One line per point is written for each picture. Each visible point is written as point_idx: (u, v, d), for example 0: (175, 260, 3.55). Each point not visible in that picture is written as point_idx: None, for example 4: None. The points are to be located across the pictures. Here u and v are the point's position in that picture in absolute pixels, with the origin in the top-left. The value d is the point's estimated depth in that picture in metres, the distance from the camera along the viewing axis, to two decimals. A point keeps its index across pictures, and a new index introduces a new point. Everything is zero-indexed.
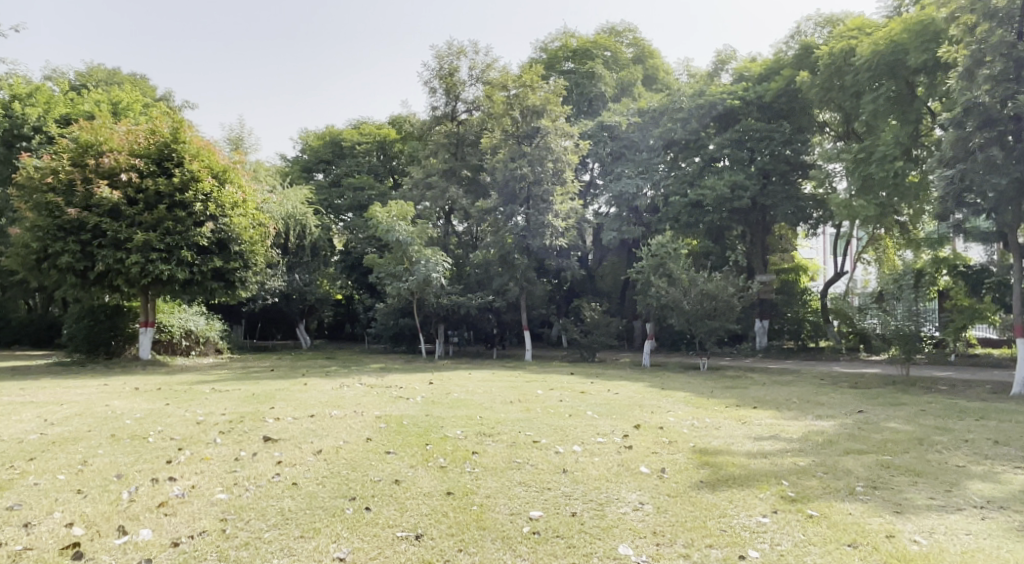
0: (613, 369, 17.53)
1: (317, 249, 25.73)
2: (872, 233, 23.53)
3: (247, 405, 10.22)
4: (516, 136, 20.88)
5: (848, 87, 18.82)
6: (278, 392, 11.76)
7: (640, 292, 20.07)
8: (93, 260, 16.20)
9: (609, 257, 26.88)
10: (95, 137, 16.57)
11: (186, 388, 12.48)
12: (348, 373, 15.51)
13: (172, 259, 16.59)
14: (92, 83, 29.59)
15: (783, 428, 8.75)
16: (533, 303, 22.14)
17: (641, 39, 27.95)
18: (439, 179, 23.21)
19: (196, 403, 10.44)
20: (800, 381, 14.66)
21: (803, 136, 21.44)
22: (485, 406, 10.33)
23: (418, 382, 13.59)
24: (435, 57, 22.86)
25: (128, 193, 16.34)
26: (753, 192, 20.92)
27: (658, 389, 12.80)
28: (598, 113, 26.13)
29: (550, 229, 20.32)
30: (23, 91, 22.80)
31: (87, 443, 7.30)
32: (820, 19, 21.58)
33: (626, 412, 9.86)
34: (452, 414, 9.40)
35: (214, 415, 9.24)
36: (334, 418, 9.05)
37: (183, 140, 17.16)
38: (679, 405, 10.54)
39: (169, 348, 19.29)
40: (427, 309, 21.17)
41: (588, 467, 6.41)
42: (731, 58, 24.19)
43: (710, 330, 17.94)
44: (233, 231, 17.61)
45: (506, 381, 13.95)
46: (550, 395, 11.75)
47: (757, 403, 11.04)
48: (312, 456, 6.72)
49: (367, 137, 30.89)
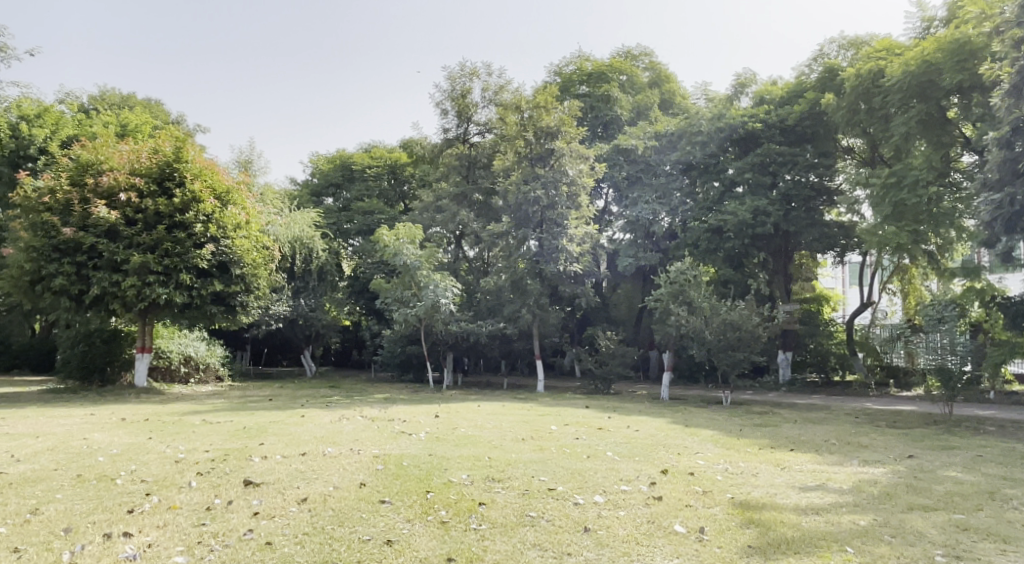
0: (630, 403, 16.52)
1: (324, 274, 25.10)
2: (899, 262, 22.53)
3: (236, 440, 9.39)
4: (529, 158, 20.17)
5: (876, 109, 18.06)
6: (272, 425, 10.93)
7: (658, 321, 19.13)
8: (88, 283, 15.62)
9: (624, 285, 26.05)
10: (95, 156, 16.10)
11: (176, 420, 11.67)
12: (349, 404, 14.65)
13: (170, 282, 15.97)
14: (104, 106, 29.57)
15: (830, 476, 7.77)
16: (545, 332, 21.26)
17: (658, 63, 27.54)
18: (449, 203, 22.61)
19: (181, 437, 9.64)
20: (835, 419, 13.60)
21: (828, 159, 20.58)
22: (494, 444, 9.43)
23: (423, 414, 12.70)
24: (447, 78, 22.40)
25: (126, 214, 15.80)
26: (777, 218, 20.01)
27: (682, 426, 11.81)
28: (613, 136, 25.55)
29: (564, 255, 19.56)
30: (31, 112, 22.61)
31: (46, 485, 6.46)
32: (844, 40, 20.95)
33: (649, 453, 8.93)
34: (457, 453, 8.51)
35: (197, 451, 8.42)
36: (328, 457, 8.19)
37: (185, 159, 16.65)
38: (707, 445, 9.59)
39: (165, 374, 18.66)
40: (435, 336, 20.41)
41: (614, 525, 5.50)
42: (751, 81, 23.53)
43: (733, 363, 16.98)
44: (234, 253, 16.99)
45: (517, 415, 13.02)
46: (565, 431, 10.83)
47: (793, 444, 10.04)
48: (295, 505, 5.86)
49: (378, 161, 30.55)
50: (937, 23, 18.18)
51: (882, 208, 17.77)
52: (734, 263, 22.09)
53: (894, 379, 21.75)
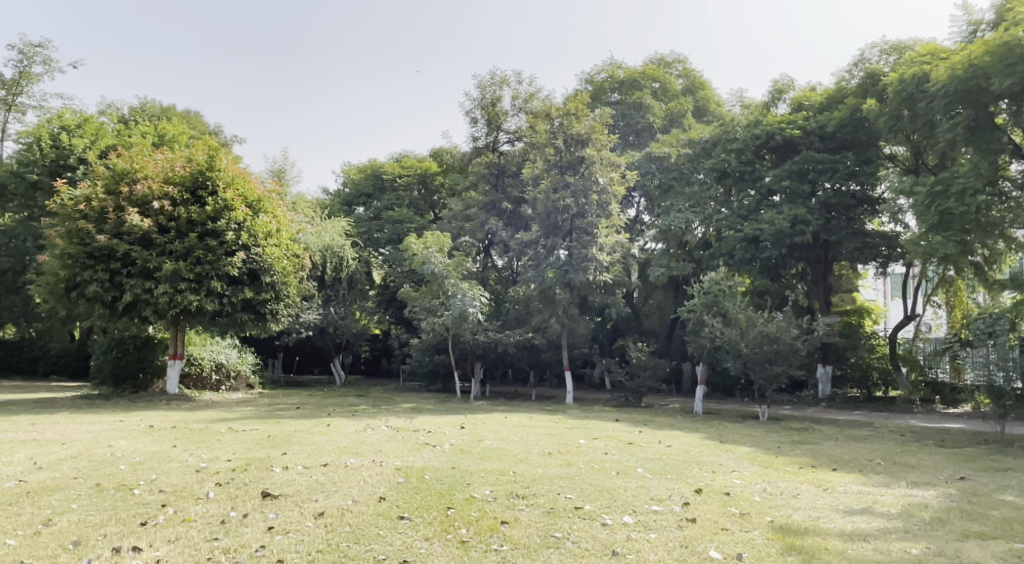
0: (661, 417, 16.05)
1: (354, 282, 25.18)
2: (945, 274, 21.57)
3: (258, 449, 9.28)
4: (559, 166, 19.91)
5: (920, 115, 17.37)
6: (296, 434, 10.81)
7: (691, 333, 18.62)
8: (122, 290, 15.87)
9: (655, 296, 25.56)
10: (131, 165, 16.38)
11: (202, 428, 11.66)
12: (375, 413, 14.50)
13: (201, 290, 16.14)
14: (144, 117, 30.36)
15: (877, 499, 7.28)
16: (575, 342, 20.91)
17: (691, 69, 27.12)
18: (478, 211, 22.50)
19: (205, 445, 9.59)
20: (879, 437, 12.93)
21: (870, 166, 19.86)
22: (520, 457, 9.14)
23: (448, 425, 12.46)
24: (477, 87, 22.35)
25: (159, 222, 16.02)
26: (816, 227, 19.33)
27: (716, 442, 11.34)
28: (645, 144, 25.19)
29: (594, 264, 19.22)
30: (72, 123, 23.26)
31: (64, 494, 6.40)
32: (885, 45, 20.31)
33: (682, 470, 8.54)
34: (482, 467, 8.24)
35: (219, 461, 8.31)
36: (349, 468, 8.00)
37: (217, 168, 16.84)
38: (743, 463, 9.15)
39: (196, 382, 18.82)
40: (463, 345, 20.24)
41: (643, 549, 5.17)
42: (789, 87, 22.94)
43: (770, 377, 16.40)
44: (265, 261, 17.06)
45: (545, 428, 12.69)
46: (594, 445, 10.48)
47: (836, 463, 9.50)
48: (311, 520, 5.66)
49: (409, 170, 30.66)
50: (985, 26, 17.43)
51: (927, 218, 16.86)
52: (771, 274, 21.48)
53: (940, 396, 21.07)
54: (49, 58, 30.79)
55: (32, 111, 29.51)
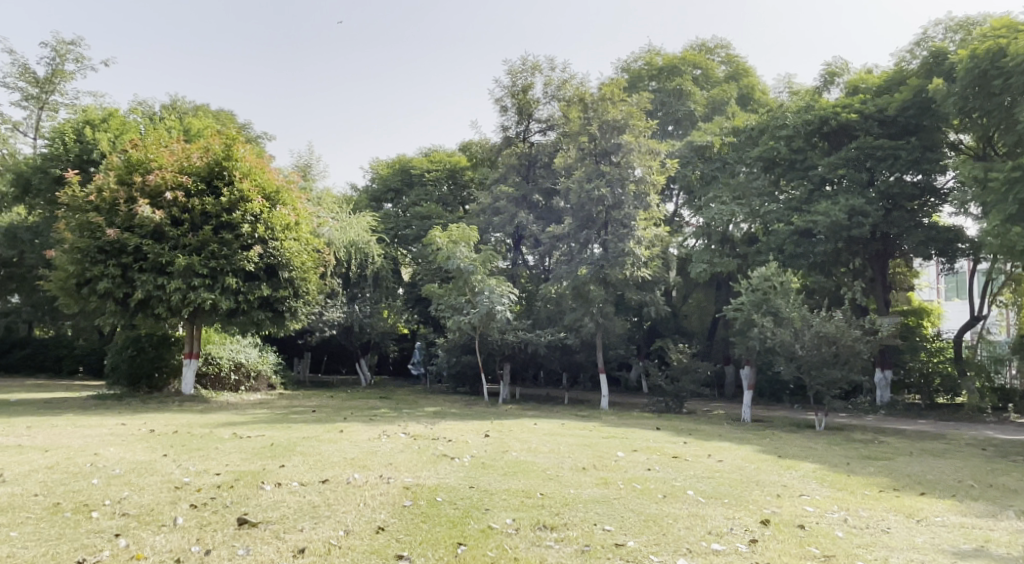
0: (706, 424, 14.64)
1: (380, 280, 24.34)
2: (1013, 272, 19.73)
3: (256, 460, 8.29)
4: (593, 154, 18.61)
5: (996, 95, 15.28)
6: (304, 442, 9.82)
7: (738, 333, 17.13)
8: (134, 286, 15.24)
9: (696, 294, 24.10)
10: (145, 154, 15.70)
11: (205, 433, 10.76)
12: (394, 418, 13.44)
13: (216, 286, 15.40)
14: (174, 113, 30.14)
15: (988, 537, 5.85)
16: (610, 342, 19.63)
17: (735, 55, 25.73)
18: (507, 204, 21.42)
19: (199, 455, 8.66)
20: (960, 450, 11.30)
21: (936, 152, 17.95)
22: (549, 473, 7.96)
23: (473, 433, 11.34)
24: (507, 73, 21.18)
25: (173, 213, 15.32)
26: (876, 219, 17.58)
27: (774, 456, 9.97)
28: (685, 133, 23.82)
29: (630, 259, 17.86)
30: (97, 117, 22.97)
31: (10, 518, 5.41)
32: (951, 22, 18.42)
33: (740, 493, 7.25)
34: (504, 486, 7.09)
35: (207, 475, 7.33)
36: (352, 487, 6.92)
37: (234, 157, 16.06)
38: (812, 485, 7.80)
39: (215, 382, 18.10)
40: (491, 346, 19.15)
41: None
42: (843, 70, 21.20)
43: (829, 383, 14.82)
44: (283, 255, 16.21)
45: (579, 437, 11.47)
46: (635, 459, 9.22)
47: (921, 483, 8.05)
48: (287, 560, 4.57)
49: (438, 165, 29.68)
50: None
51: (1004, 208, 14.62)
52: (825, 270, 19.80)
53: (1011, 404, 19.28)
54: (81, 56, 30.77)
55: (64, 109, 29.43)
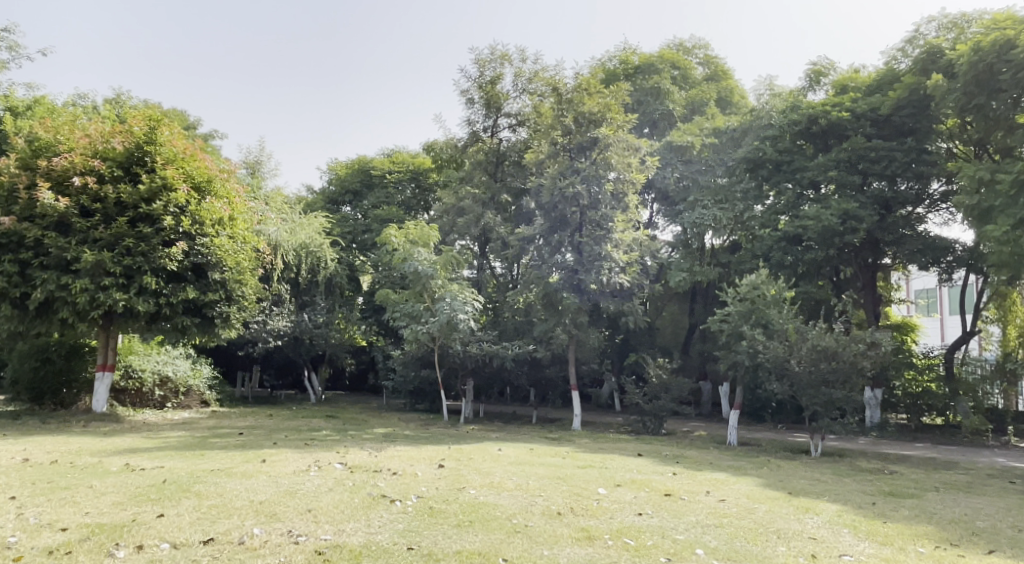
0: (691, 450, 13.04)
1: (333, 286, 22.37)
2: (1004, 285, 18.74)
3: (133, 507, 6.31)
4: (568, 150, 17.04)
5: (1002, 90, 14.14)
6: (209, 477, 7.83)
7: (724, 349, 15.63)
8: (33, 286, 13.10)
9: (670, 307, 22.73)
10: (54, 135, 13.63)
11: (91, 464, 8.70)
12: (335, 443, 11.50)
13: (131, 288, 13.33)
14: (116, 107, 27.82)
15: None
16: (582, 356, 17.99)
17: (714, 56, 24.66)
18: (472, 205, 19.75)
19: (59, 498, 6.64)
20: (988, 483, 9.80)
21: (931, 156, 16.77)
22: (516, 523, 6.17)
23: (424, 464, 9.48)
24: (474, 63, 19.40)
25: (82, 203, 13.27)
26: (871, 224, 16.36)
27: (784, 494, 8.33)
28: (663, 134, 22.46)
29: (607, 264, 16.25)
30: (20, 105, 20.91)
31: None
32: (944, 19, 17.31)
33: (765, 551, 5.56)
34: (457, 546, 5.26)
35: (47, 534, 5.34)
36: (242, 551, 5.01)
37: (158, 141, 13.95)
38: (850, 537, 6.12)
39: (136, 398, 15.88)
40: (451, 359, 17.34)
41: None
42: (829, 69, 20.10)
43: (827, 403, 13.29)
44: (213, 254, 14.17)
45: (552, 468, 9.68)
46: (621, 500, 7.50)
47: (978, 533, 6.46)
48: None
49: (400, 166, 27.93)
50: None
51: (1013, 212, 13.39)
52: (810, 279, 18.55)
53: (1004, 426, 18.22)
54: (14, 42, 28.11)
55: None
